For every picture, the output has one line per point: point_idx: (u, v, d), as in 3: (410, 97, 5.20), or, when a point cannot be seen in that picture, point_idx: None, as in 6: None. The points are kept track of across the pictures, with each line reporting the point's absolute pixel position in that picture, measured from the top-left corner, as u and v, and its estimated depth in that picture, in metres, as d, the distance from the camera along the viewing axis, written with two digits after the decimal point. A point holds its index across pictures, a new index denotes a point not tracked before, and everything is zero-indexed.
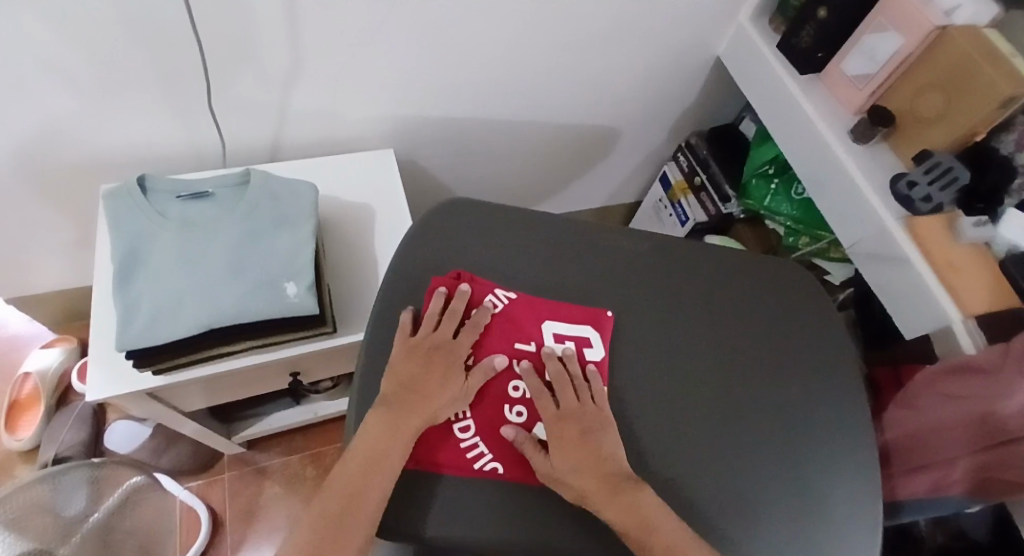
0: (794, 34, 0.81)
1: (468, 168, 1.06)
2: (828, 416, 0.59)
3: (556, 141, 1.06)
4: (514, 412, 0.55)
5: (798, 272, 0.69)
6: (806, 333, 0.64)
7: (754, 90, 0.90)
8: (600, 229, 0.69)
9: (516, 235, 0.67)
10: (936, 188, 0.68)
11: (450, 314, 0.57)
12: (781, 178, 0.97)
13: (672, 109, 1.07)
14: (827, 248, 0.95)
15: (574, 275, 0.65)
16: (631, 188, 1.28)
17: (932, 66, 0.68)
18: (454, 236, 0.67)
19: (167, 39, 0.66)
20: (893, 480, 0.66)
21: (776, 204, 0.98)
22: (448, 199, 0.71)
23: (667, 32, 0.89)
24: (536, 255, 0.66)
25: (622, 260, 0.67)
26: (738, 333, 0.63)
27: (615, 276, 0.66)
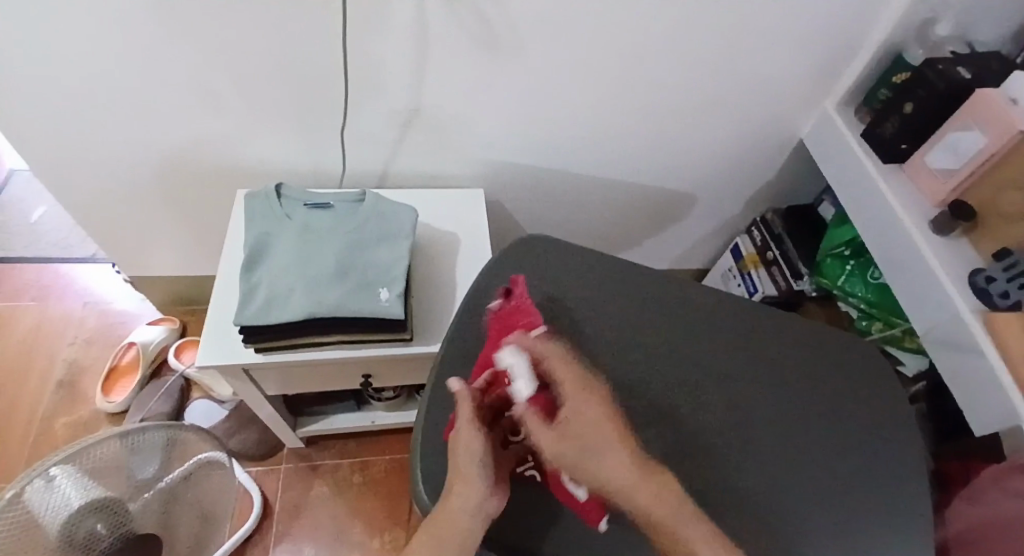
0: (878, 124, 0.85)
1: (546, 218, 1.14)
2: (881, 492, 0.59)
3: (633, 199, 1.12)
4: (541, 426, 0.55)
5: (863, 349, 0.70)
6: (866, 408, 0.65)
7: (834, 172, 0.94)
8: (671, 280, 0.74)
9: (591, 276, 0.73)
10: (1014, 285, 0.67)
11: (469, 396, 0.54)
12: (858, 262, 0.97)
13: (750, 184, 1.12)
14: (901, 336, 0.93)
15: (640, 320, 0.70)
16: (701, 255, 1.30)
17: (1015, 167, 0.69)
18: (533, 269, 0.74)
19: (315, 76, 0.80)
20: None
21: (850, 285, 0.97)
22: (528, 236, 0.77)
23: (752, 109, 0.95)
24: (607, 297, 0.71)
25: (690, 310, 0.71)
26: (795, 397, 0.64)
27: (682, 326, 0.69)
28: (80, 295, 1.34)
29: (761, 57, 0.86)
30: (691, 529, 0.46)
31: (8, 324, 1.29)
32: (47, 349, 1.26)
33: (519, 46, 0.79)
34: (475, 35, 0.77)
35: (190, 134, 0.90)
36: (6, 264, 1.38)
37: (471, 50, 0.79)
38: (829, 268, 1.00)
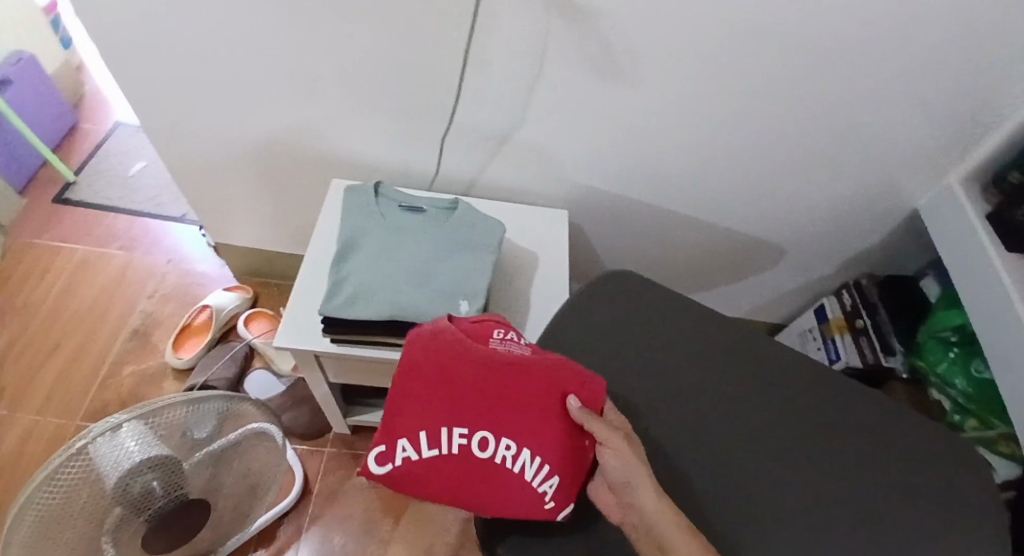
0: (1008, 210, 0.77)
1: (623, 250, 1.11)
2: None
3: (719, 243, 1.08)
4: (499, 444, 0.52)
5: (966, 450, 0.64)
6: None
7: (949, 250, 0.87)
8: (761, 340, 0.71)
9: (680, 326, 0.71)
10: None
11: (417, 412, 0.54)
12: (960, 352, 0.90)
13: (845, 245, 1.06)
14: (997, 439, 0.86)
15: (725, 381, 0.67)
16: (778, 310, 1.25)
17: None
18: (615, 309, 0.72)
19: (429, 79, 0.82)
20: None
21: (950, 373, 0.91)
22: (616, 273, 0.76)
23: (865, 171, 0.90)
24: (692, 350, 0.69)
25: (780, 377, 0.67)
26: (889, 490, 0.58)
27: (768, 392, 0.66)
28: (165, 252, 1.42)
29: (888, 118, 0.81)
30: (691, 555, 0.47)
31: (97, 268, 1.38)
32: (128, 298, 1.34)
33: (637, 76, 0.78)
34: (594, 60, 0.76)
35: (298, 118, 0.93)
36: (105, 211, 1.47)
37: (588, 74, 0.78)
38: (930, 351, 0.95)
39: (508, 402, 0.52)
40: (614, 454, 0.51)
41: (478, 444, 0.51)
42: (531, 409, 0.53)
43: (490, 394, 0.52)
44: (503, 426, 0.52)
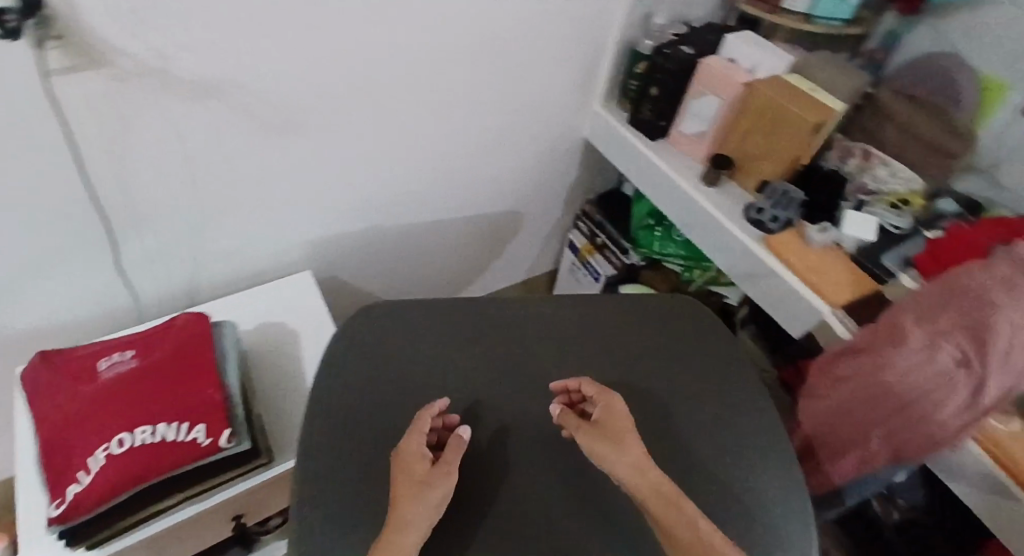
0: (638, 111, 0.95)
1: (381, 275, 1.10)
2: (749, 423, 0.62)
3: (463, 230, 1.13)
4: (138, 432, 0.61)
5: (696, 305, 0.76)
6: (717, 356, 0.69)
7: (620, 158, 1.01)
8: (509, 302, 0.73)
9: (438, 323, 0.69)
10: (778, 207, 0.82)
11: (457, 443, 0.52)
12: (660, 230, 1.07)
13: (557, 184, 1.18)
14: (716, 275, 1.03)
15: (497, 361, 0.66)
16: (549, 257, 1.37)
17: (749, 114, 0.82)
18: (377, 338, 0.67)
19: (64, 229, 0.68)
20: (824, 469, 0.75)
21: (664, 247, 1.07)
22: (354, 314, 0.70)
23: (533, 123, 1.01)
24: (457, 339, 0.68)
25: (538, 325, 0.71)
26: (653, 371, 0.66)
27: (530, 340, 0.69)
28: None
29: (526, 78, 0.91)
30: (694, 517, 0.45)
31: None
32: None
33: (293, 126, 0.74)
34: (241, 130, 0.71)
35: None
36: None
37: (236, 148, 0.72)
38: (644, 239, 1.11)
39: (133, 401, 0.62)
40: (597, 428, 0.52)
41: (116, 443, 0.60)
42: (148, 390, 0.64)
43: (116, 398, 0.62)
44: (134, 420, 0.61)
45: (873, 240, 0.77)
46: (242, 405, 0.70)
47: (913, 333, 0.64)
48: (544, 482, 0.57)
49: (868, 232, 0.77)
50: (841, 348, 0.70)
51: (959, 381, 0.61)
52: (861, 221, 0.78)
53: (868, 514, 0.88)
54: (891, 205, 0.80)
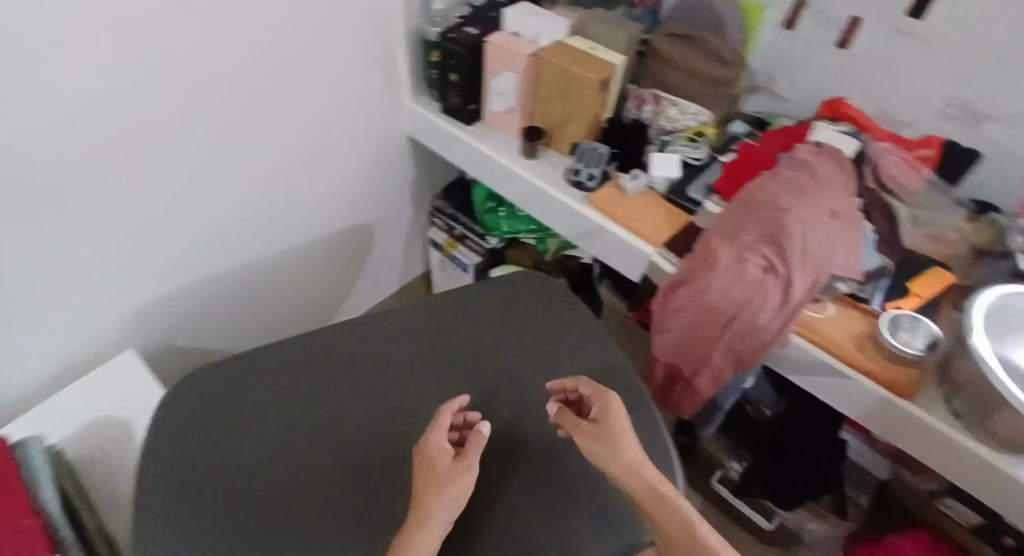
0: (446, 99, 0.94)
1: (230, 328, 1.03)
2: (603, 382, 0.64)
3: (309, 259, 1.08)
4: None
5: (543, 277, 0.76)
6: (566, 324, 0.69)
7: (444, 149, 1.00)
8: (348, 325, 0.67)
9: (269, 371, 0.62)
10: (592, 165, 0.85)
11: (478, 440, 0.49)
12: (505, 210, 1.09)
13: (397, 188, 1.16)
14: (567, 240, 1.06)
15: (340, 394, 0.61)
16: (414, 257, 1.38)
17: (545, 81, 0.83)
18: (199, 406, 0.58)
19: None
20: (689, 393, 0.79)
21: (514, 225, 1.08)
22: (172, 387, 0.60)
23: (350, 136, 0.97)
24: (296, 383, 0.61)
25: (382, 340, 0.66)
26: (505, 356, 0.65)
27: (375, 361, 0.64)
28: None
29: (324, 91, 0.87)
30: (685, 514, 0.44)
31: None
32: None
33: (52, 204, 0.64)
34: None
35: None
36: None
37: None
38: (494, 222, 1.11)
39: None
40: (596, 426, 0.50)
41: None
42: None
43: None
44: None
45: (679, 175, 0.82)
46: (67, 522, 0.61)
47: (722, 254, 0.68)
48: (532, 483, 0.55)
49: (673, 168, 0.83)
50: (671, 282, 0.73)
51: (768, 287, 0.65)
52: (665, 159, 0.83)
53: (738, 418, 0.96)
54: (690, 139, 0.86)
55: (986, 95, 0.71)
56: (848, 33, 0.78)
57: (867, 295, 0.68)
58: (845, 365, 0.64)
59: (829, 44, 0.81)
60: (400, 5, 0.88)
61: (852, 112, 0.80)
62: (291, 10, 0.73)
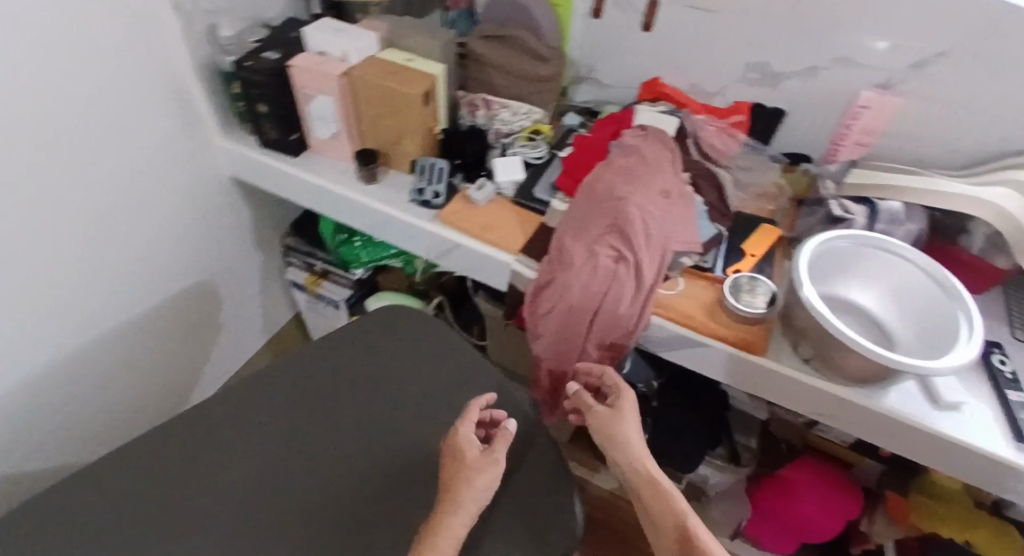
0: (261, 132, 0.86)
1: (61, 440, 0.88)
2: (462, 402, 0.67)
3: (145, 333, 0.96)
4: None
5: (391, 315, 0.81)
6: (416, 359, 0.75)
7: (272, 186, 0.92)
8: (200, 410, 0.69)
9: (119, 476, 0.61)
10: (434, 182, 0.80)
11: (504, 436, 0.57)
12: (361, 238, 1.02)
13: (235, 234, 1.06)
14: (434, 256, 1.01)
15: (202, 479, 0.62)
16: (277, 301, 1.27)
17: (365, 100, 0.77)
18: (45, 524, 0.57)
19: None
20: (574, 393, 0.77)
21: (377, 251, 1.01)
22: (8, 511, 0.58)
23: (159, 192, 0.86)
24: (150, 477, 0.61)
25: (237, 415, 0.68)
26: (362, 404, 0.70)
27: (236, 437, 0.66)
28: None
29: (114, 148, 0.76)
30: (671, 502, 0.49)
31: None
32: None
33: None
34: None
35: None
36: None
37: None
38: (353, 252, 1.03)
39: None
40: (610, 413, 0.58)
41: None
42: None
43: None
44: None
45: (524, 176, 0.81)
46: None
47: (575, 251, 0.68)
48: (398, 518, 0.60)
49: (517, 171, 0.81)
50: (533, 287, 0.71)
51: (621, 276, 0.65)
52: (508, 163, 0.82)
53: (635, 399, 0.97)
54: (528, 140, 0.85)
55: (770, 62, 0.77)
56: (649, 15, 0.80)
57: (709, 264, 0.72)
58: (703, 336, 0.66)
59: (637, 25, 0.82)
60: (179, 38, 0.78)
61: (666, 90, 0.84)
62: (41, 63, 0.61)
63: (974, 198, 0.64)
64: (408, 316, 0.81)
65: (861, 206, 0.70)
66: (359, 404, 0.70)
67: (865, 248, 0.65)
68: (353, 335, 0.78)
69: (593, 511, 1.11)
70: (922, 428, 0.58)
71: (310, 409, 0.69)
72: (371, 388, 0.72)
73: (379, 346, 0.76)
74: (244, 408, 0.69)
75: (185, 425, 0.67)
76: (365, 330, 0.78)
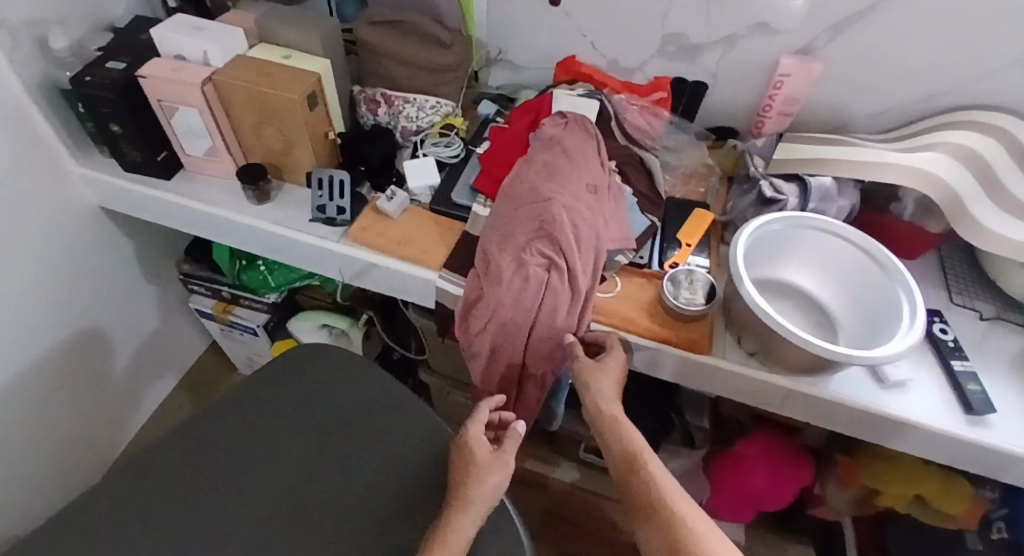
0: (123, 154, 0.73)
1: None
2: (419, 441, 0.63)
3: (24, 401, 0.81)
4: None
5: (325, 347, 0.72)
6: (356, 395, 0.67)
7: (150, 216, 0.78)
8: (106, 496, 0.58)
9: None
10: (337, 197, 0.70)
11: (513, 438, 0.54)
12: (267, 260, 0.91)
13: (119, 270, 0.91)
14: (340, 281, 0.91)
15: None
16: (188, 335, 1.13)
17: (240, 109, 0.66)
18: None
19: None
20: (523, 409, 0.71)
21: (281, 276, 0.91)
22: None
23: (9, 245, 0.71)
24: None
25: (161, 495, 0.59)
26: (302, 455, 0.62)
27: (159, 521, 0.57)
28: None
29: None
30: (658, 465, 0.49)
31: None
32: None
33: None
34: None
35: None
36: None
37: None
38: (256, 279, 0.92)
39: None
40: (602, 372, 0.57)
41: None
42: None
43: None
44: None
45: (439, 180, 0.73)
46: None
47: (501, 264, 0.60)
48: None
49: (431, 174, 0.73)
50: (463, 304, 0.63)
51: (556, 286, 0.58)
52: (419, 166, 0.73)
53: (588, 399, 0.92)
54: (440, 136, 0.77)
55: (687, 33, 0.71)
56: None
57: (645, 259, 0.67)
58: (647, 341, 0.62)
59: (543, 2, 0.74)
60: None
61: (583, 70, 0.77)
62: None
63: (900, 169, 0.63)
64: (328, 348, 0.72)
65: (791, 184, 0.67)
66: (280, 462, 0.62)
67: (804, 228, 0.62)
68: (265, 380, 0.69)
69: (565, 513, 1.05)
70: (877, 412, 0.57)
71: (225, 478, 0.60)
72: (294, 441, 0.63)
73: (297, 389, 0.68)
74: (141, 492, 0.59)
75: (70, 531, 0.56)
76: (281, 372, 0.69)
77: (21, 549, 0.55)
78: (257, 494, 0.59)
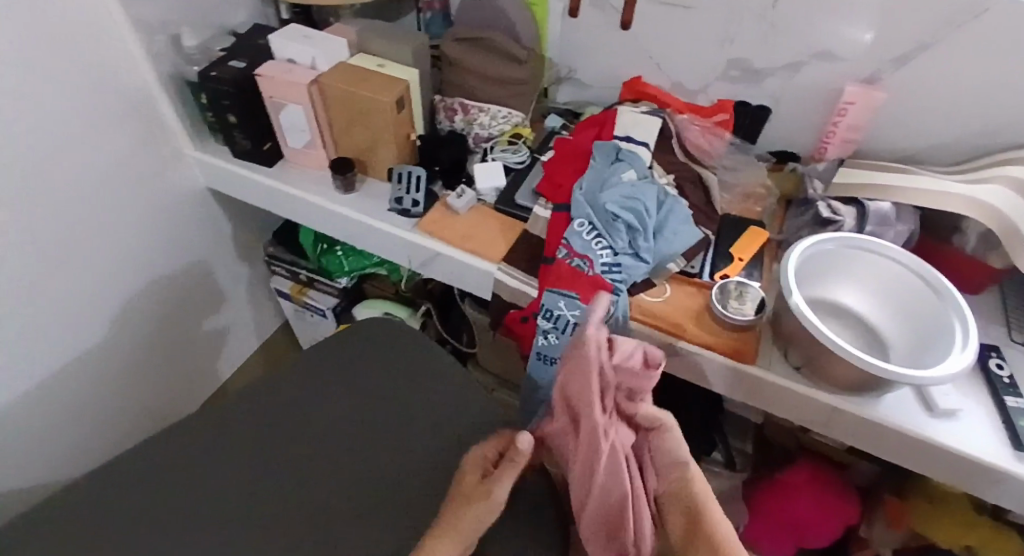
0: (234, 142, 0.83)
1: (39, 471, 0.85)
2: (467, 419, 0.67)
3: (123, 353, 0.92)
4: None
5: (389, 325, 0.79)
6: (414, 371, 0.73)
7: (248, 197, 0.89)
8: (189, 434, 0.66)
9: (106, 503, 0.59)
10: (412, 191, 0.77)
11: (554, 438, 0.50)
12: (343, 246, 0.99)
13: (214, 247, 1.03)
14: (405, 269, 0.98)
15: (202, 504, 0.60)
16: (265, 314, 1.23)
17: (336, 109, 0.75)
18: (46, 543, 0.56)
19: None
20: None
21: (355, 261, 0.99)
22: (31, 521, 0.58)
23: (132, 213, 0.83)
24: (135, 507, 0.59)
25: (235, 437, 0.66)
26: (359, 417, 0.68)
27: (231, 459, 0.64)
28: None
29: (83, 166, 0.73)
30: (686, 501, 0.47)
31: None
32: None
33: None
34: None
35: None
36: None
37: None
38: (333, 262, 1.01)
39: None
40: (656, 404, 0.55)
41: None
42: None
43: None
44: None
45: (505, 183, 0.79)
46: None
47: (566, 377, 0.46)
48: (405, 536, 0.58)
49: (498, 177, 0.79)
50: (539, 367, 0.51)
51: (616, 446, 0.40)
52: (488, 169, 0.79)
53: None
54: (509, 143, 0.83)
55: (751, 58, 0.74)
56: (626, 14, 0.76)
57: (696, 269, 0.69)
58: (690, 345, 0.64)
59: (615, 25, 0.80)
60: (143, 53, 0.75)
61: (648, 90, 0.81)
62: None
63: (965, 197, 0.62)
64: (391, 326, 0.78)
65: (849, 207, 0.68)
66: (338, 422, 0.68)
67: (857, 249, 0.62)
68: (331, 350, 0.76)
69: None
70: (925, 438, 0.56)
71: (290, 429, 0.67)
72: (352, 406, 0.69)
73: (359, 360, 0.74)
74: (216, 432, 0.67)
75: (159, 457, 0.64)
76: (348, 344, 0.76)
77: (114, 467, 0.63)
78: (318, 447, 0.65)
